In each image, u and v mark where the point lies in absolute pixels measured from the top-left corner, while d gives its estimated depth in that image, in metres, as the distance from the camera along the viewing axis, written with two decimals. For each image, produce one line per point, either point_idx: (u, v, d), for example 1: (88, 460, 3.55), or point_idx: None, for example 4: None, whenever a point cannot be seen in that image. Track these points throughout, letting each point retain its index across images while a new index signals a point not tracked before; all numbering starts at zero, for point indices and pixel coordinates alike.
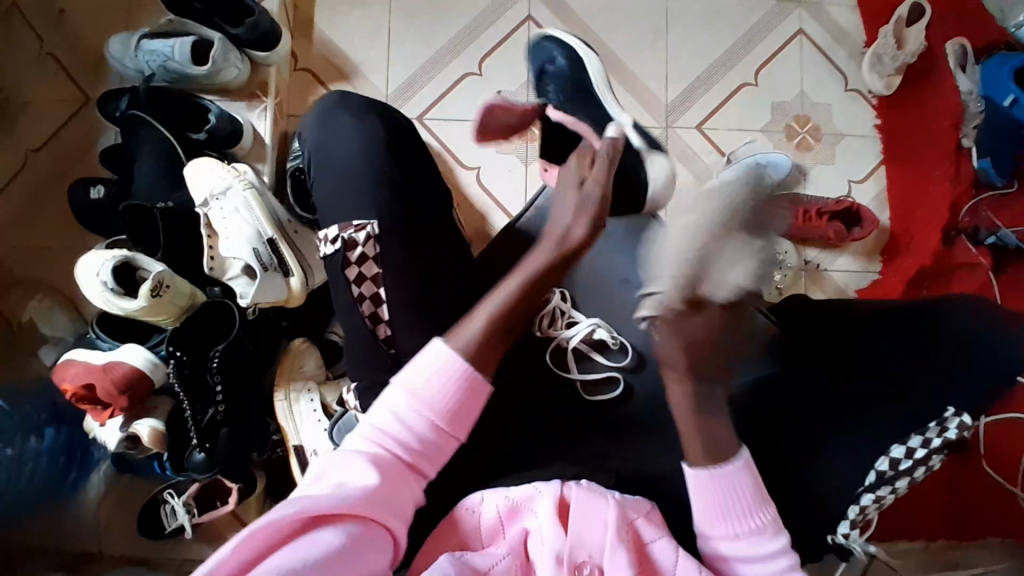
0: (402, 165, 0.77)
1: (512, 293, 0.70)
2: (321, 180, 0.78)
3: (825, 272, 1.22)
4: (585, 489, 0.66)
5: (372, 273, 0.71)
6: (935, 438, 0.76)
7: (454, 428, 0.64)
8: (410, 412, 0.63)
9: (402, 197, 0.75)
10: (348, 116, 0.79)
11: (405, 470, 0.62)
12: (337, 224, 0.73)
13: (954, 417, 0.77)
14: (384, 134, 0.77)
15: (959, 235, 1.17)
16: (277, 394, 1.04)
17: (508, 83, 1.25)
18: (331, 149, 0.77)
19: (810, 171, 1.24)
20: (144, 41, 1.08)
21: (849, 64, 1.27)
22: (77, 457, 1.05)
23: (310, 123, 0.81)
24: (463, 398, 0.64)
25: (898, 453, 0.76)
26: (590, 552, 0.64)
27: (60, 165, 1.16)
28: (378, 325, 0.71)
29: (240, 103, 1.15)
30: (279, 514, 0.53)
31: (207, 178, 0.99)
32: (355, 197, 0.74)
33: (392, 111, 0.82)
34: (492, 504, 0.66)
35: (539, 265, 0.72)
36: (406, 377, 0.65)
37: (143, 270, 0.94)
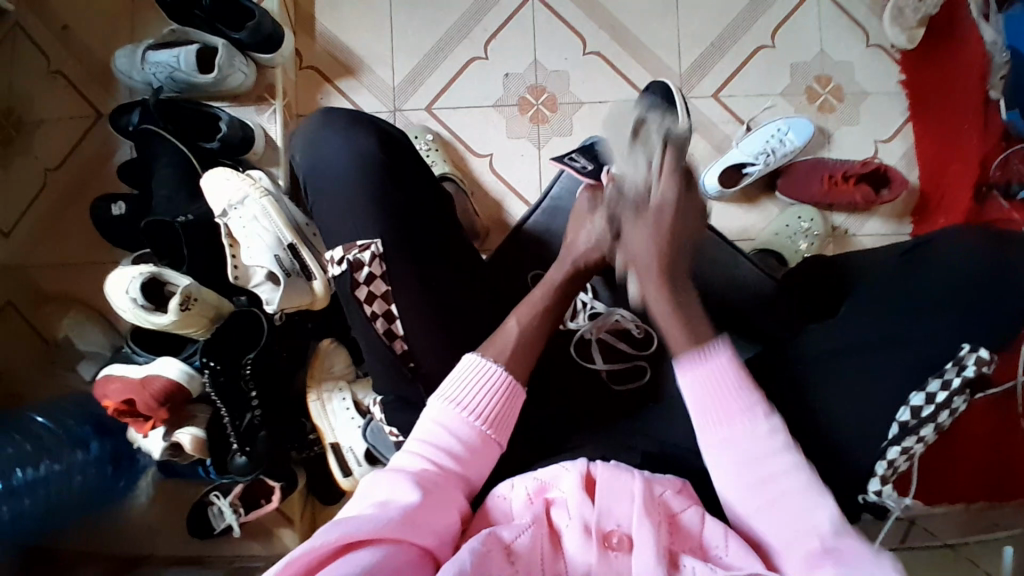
0: (396, 181, 0.75)
1: (539, 302, 0.75)
2: (317, 200, 0.76)
3: (853, 237, 1.18)
4: (610, 466, 0.66)
5: (382, 290, 0.71)
6: (953, 379, 0.70)
7: (497, 432, 0.68)
8: (454, 422, 0.67)
9: (399, 215, 0.73)
10: (337, 133, 0.76)
11: (451, 480, 0.64)
12: (341, 246, 0.72)
13: (972, 353, 0.70)
14: (374, 149, 0.75)
15: (991, 191, 1.12)
16: (310, 395, 1.05)
17: (515, 66, 1.22)
18: (323, 169, 0.75)
19: (833, 134, 1.20)
20: (149, 52, 1.08)
21: (871, 16, 1.21)
22: (124, 465, 1.06)
23: (302, 143, 0.78)
24: (501, 403, 0.69)
25: (919, 401, 0.70)
26: (617, 522, 0.63)
27: (80, 181, 1.17)
28: (394, 341, 0.71)
29: (249, 108, 1.15)
30: (319, 541, 0.53)
31: (225, 189, 0.99)
32: (366, 203, 0.73)
33: (380, 123, 0.79)
34: (521, 489, 0.66)
35: (560, 277, 0.77)
36: (445, 390, 0.69)
37: (171, 284, 0.95)
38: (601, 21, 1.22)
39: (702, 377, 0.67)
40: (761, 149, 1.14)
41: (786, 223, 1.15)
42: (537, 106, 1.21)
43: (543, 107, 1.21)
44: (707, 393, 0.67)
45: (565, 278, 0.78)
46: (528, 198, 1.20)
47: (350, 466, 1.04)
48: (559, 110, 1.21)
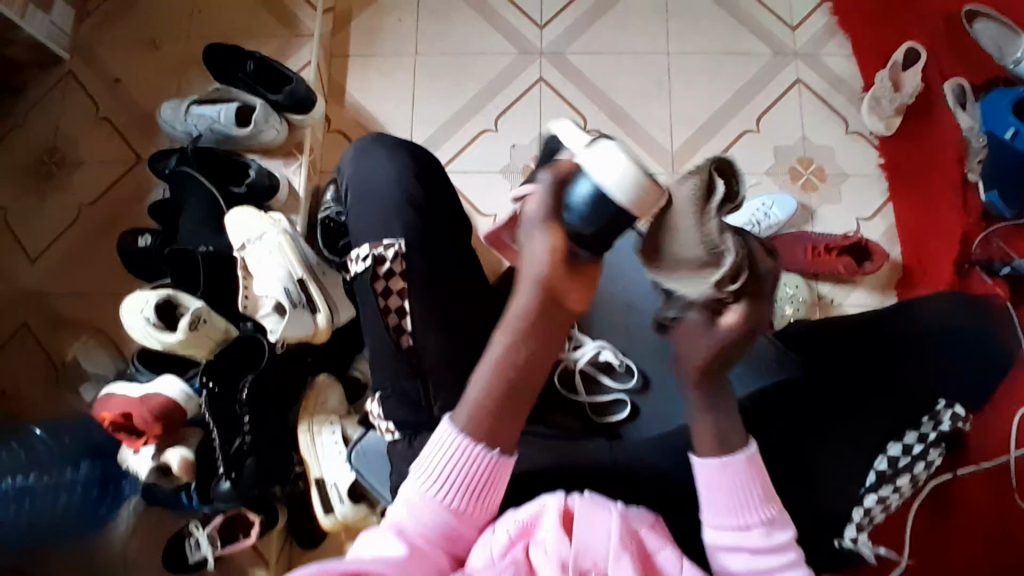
0: (429, 194, 0.86)
1: (497, 356, 0.62)
2: (354, 204, 0.86)
3: (837, 305, 1.22)
4: (588, 500, 0.66)
5: (399, 286, 0.79)
6: (930, 433, 0.86)
7: (476, 506, 0.67)
8: (430, 497, 0.66)
9: (427, 219, 0.83)
10: (383, 149, 0.88)
11: (439, 545, 0.66)
12: (369, 245, 0.81)
13: (947, 409, 0.88)
14: (410, 166, 0.87)
15: (973, 267, 1.18)
16: (300, 426, 1.06)
17: (521, 137, 1.34)
18: (367, 180, 0.86)
19: (816, 211, 1.28)
20: (193, 106, 1.22)
21: (848, 107, 1.33)
22: (109, 489, 1.07)
23: (352, 156, 0.90)
24: (479, 477, 0.66)
25: (896, 451, 0.84)
26: (594, 560, 0.62)
27: (113, 217, 1.28)
28: (402, 335, 0.78)
29: (278, 161, 1.26)
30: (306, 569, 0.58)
31: (247, 225, 1.08)
32: (389, 216, 0.82)
33: (418, 147, 0.91)
34: (503, 530, 0.65)
35: (523, 312, 0.61)
36: (423, 467, 0.68)
37: (182, 307, 1.01)
38: (601, 103, 1.35)
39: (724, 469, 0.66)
40: (747, 220, 1.22)
41: (771, 289, 1.20)
42: None
43: None
44: (731, 485, 0.66)
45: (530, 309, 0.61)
46: None
47: (331, 503, 1.03)
48: None
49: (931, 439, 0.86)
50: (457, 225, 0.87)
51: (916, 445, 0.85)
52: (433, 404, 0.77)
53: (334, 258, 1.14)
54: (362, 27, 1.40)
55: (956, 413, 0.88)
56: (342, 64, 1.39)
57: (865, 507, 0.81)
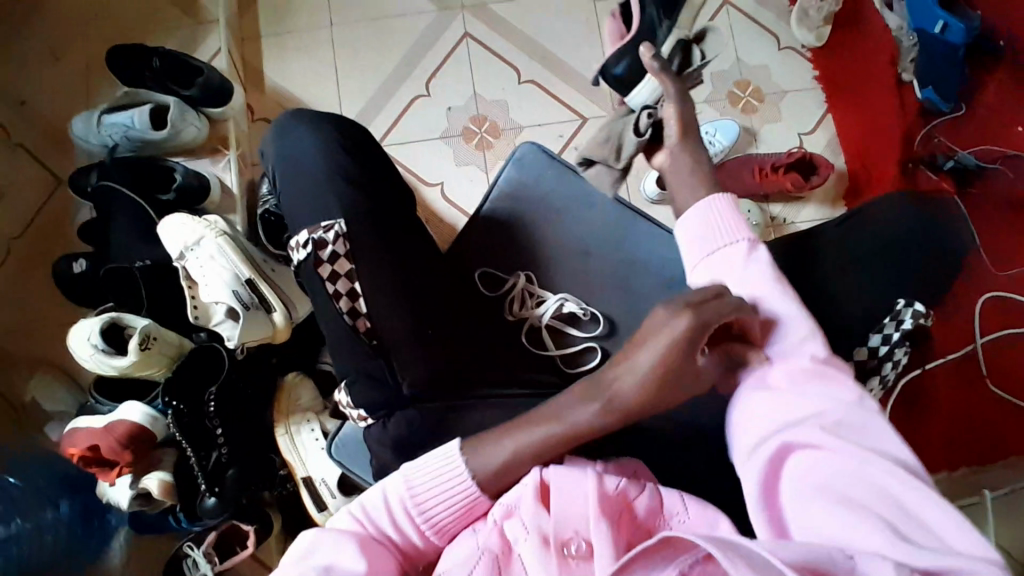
0: (364, 169, 0.82)
1: (542, 436, 0.66)
2: (289, 186, 0.82)
3: (791, 223, 1.24)
4: (562, 469, 0.66)
5: (345, 269, 0.76)
6: (893, 332, 0.85)
7: (442, 536, 0.68)
8: (404, 504, 0.67)
9: (367, 195, 0.81)
10: (305, 129, 0.83)
11: (395, 554, 0.67)
12: (306, 230, 0.78)
13: (908, 308, 0.86)
14: (337, 139, 0.83)
15: (917, 166, 1.20)
16: (278, 430, 1.04)
17: (456, 99, 1.30)
18: (295, 162, 0.82)
19: (759, 132, 1.28)
20: (105, 116, 1.14)
21: (778, 23, 1.31)
22: (94, 525, 1.05)
23: (271, 140, 0.86)
24: (460, 516, 0.67)
25: (864, 354, 0.86)
26: (575, 526, 0.63)
27: (43, 245, 1.21)
28: (357, 319, 0.76)
29: (204, 160, 1.21)
30: None
31: (181, 232, 1.02)
32: (322, 201, 0.79)
33: (340, 117, 0.87)
34: (482, 513, 0.66)
35: (581, 423, 0.65)
36: (404, 473, 0.68)
37: (130, 327, 0.97)
38: (532, 52, 1.31)
39: (705, 223, 0.74)
40: None
41: None
42: (480, 134, 1.28)
43: (486, 134, 1.28)
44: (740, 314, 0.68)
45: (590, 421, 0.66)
46: None
47: (322, 499, 1.02)
48: (502, 136, 1.28)
49: (894, 340, 0.85)
50: (400, 201, 0.84)
51: (882, 346, 0.85)
52: (399, 381, 0.75)
53: (278, 251, 1.10)
54: (270, 6, 1.32)
55: (918, 311, 0.86)
56: (255, 47, 1.31)
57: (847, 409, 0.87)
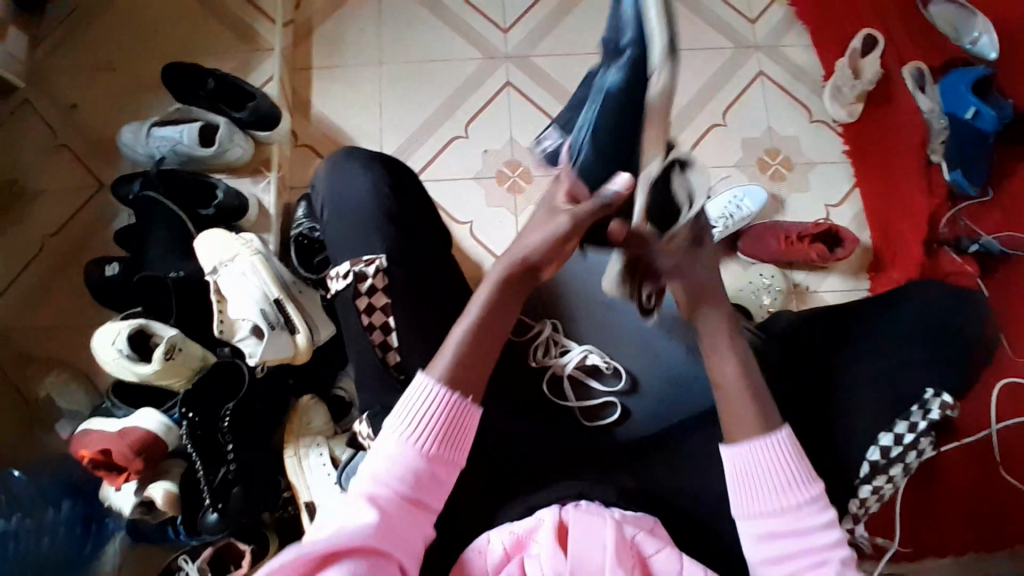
0: (407, 209, 0.84)
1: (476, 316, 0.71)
2: (333, 222, 0.85)
3: (813, 292, 1.24)
4: (583, 511, 0.67)
5: (381, 303, 0.76)
6: (920, 421, 0.78)
7: (449, 451, 0.67)
8: (401, 448, 0.66)
9: (408, 235, 0.82)
10: (358, 165, 0.87)
11: (410, 506, 0.65)
12: (348, 262, 0.79)
13: (936, 398, 0.79)
14: (382, 179, 0.85)
15: (942, 246, 1.20)
16: (286, 451, 1.05)
17: (492, 142, 1.34)
18: (342, 196, 0.85)
19: (786, 199, 1.30)
20: (155, 128, 1.19)
21: (811, 98, 1.35)
22: (93, 528, 1.03)
23: (323, 174, 0.89)
24: (450, 424, 0.67)
25: (888, 441, 0.78)
26: (590, 574, 0.63)
27: (79, 246, 1.24)
28: (388, 353, 0.76)
29: (246, 180, 1.24)
30: (281, 560, 0.56)
31: (217, 248, 1.05)
32: (366, 232, 0.81)
33: (388, 157, 0.89)
34: (498, 542, 0.66)
35: (496, 284, 0.72)
36: (395, 419, 0.68)
37: (156, 336, 0.99)
38: None
39: (753, 455, 0.69)
40: (720, 214, 1.23)
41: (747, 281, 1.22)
42: (513, 177, 1.31)
43: (519, 178, 1.31)
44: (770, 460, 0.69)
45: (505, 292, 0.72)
46: None
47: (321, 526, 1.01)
48: (534, 181, 1.31)
49: (921, 428, 0.78)
50: (435, 237, 0.86)
51: (905, 435, 0.77)
52: None
53: (309, 275, 1.12)
54: (324, 40, 1.38)
55: (946, 400, 0.79)
56: (306, 77, 1.37)
57: (859, 498, 0.79)
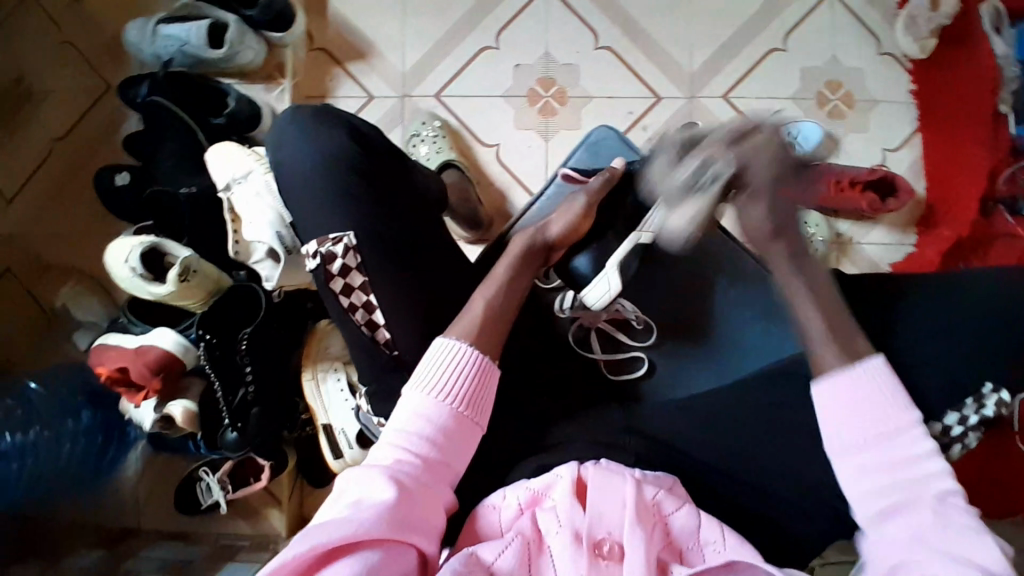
0: (377, 180, 0.74)
1: (503, 275, 0.74)
2: (294, 197, 0.75)
3: (856, 244, 1.18)
4: (603, 469, 0.65)
5: (358, 281, 0.71)
6: (971, 416, 0.68)
7: (474, 411, 0.66)
8: (427, 406, 0.64)
9: (384, 210, 0.73)
10: (303, 131, 0.76)
11: (432, 470, 0.63)
12: (315, 240, 0.72)
13: (994, 393, 0.67)
14: (347, 147, 0.75)
15: (997, 205, 1.13)
16: (304, 374, 1.04)
17: (525, 56, 1.22)
18: (291, 171, 0.75)
19: (841, 140, 1.19)
20: (161, 25, 1.08)
21: (884, 25, 1.21)
22: (114, 435, 1.09)
23: (270, 141, 0.78)
24: (476, 383, 0.67)
25: (935, 432, 0.68)
26: (608, 530, 0.61)
27: (88, 152, 1.19)
28: (376, 331, 0.71)
29: (257, 86, 1.17)
30: (295, 552, 0.53)
31: (230, 163, 0.99)
32: (330, 211, 0.72)
33: (349, 115, 0.79)
34: (512, 500, 0.64)
35: (518, 249, 0.76)
36: (419, 380, 0.66)
37: (170, 255, 0.95)
38: (614, 17, 1.22)
39: (841, 391, 0.64)
40: None
41: None
42: (545, 98, 1.21)
43: (552, 99, 1.21)
44: (864, 396, 0.63)
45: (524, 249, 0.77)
46: (532, 188, 1.20)
47: (340, 448, 1.02)
48: (568, 103, 1.21)
49: (971, 425, 0.68)
50: None
51: (954, 427, 0.68)
52: None
53: None
54: None
55: (1004, 399, 0.68)
56: None
57: None
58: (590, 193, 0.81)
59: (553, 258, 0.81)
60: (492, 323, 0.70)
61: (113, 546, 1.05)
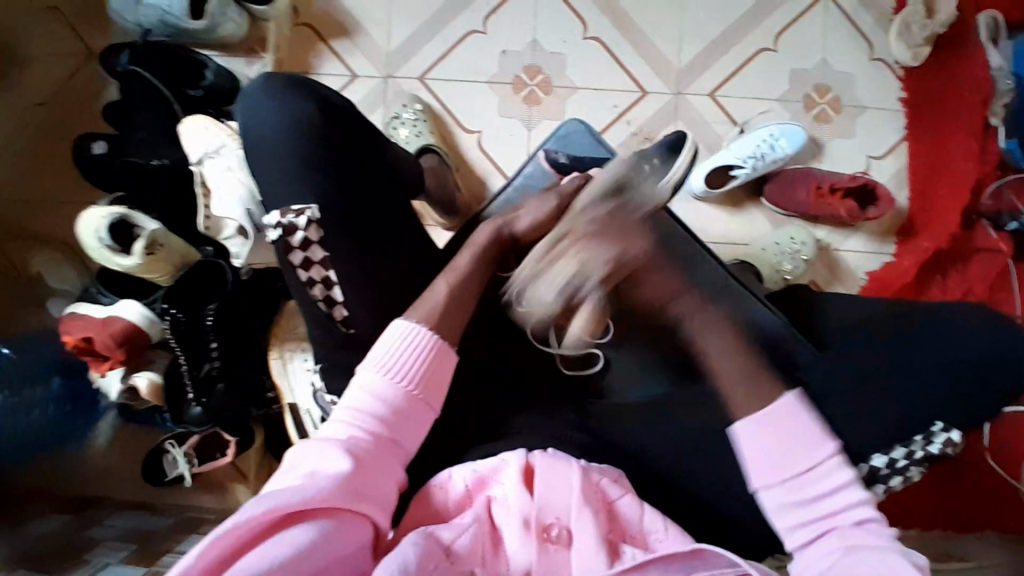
0: (343, 156, 0.71)
1: (466, 265, 0.71)
2: (255, 166, 0.72)
3: (834, 250, 1.17)
4: (549, 455, 0.62)
5: (319, 256, 0.68)
6: (919, 450, 0.68)
7: (429, 393, 0.62)
8: (380, 383, 0.61)
9: (346, 187, 0.70)
10: (271, 98, 0.72)
11: (385, 449, 0.59)
12: (277, 210, 0.69)
13: (943, 431, 0.68)
14: (315, 117, 0.71)
15: (980, 219, 1.12)
16: (271, 354, 1.04)
17: (513, 43, 1.20)
18: (258, 137, 0.71)
19: (825, 146, 1.18)
20: None
21: (877, 30, 1.19)
22: (83, 404, 1.07)
23: (239, 106, 0.74)
24: (432, 362, 0.63)
25: (880, 462, 0.67)
26: (557, 514, 0.59)
27: (68, 119, 1.18)
28: (333, 307, 0.68)
29: (238, 60, 1.17)
30: (245, 515, 0.48)
31: (203, 137, 0.99)
32: (292, 180, 0.69)
33: (323, 87, 0.74)
34: (460, 479, 0.62)
35: (483, 237, 0.74)
36: (372, 357, 0.62)
37: (139, 227, 0.94)
38: (606, 7, 1.20)
39: (762, 433, 0.60)
40: (750, 153, 1.12)
41: (776, 240, 1.14)
42: (530, 87, 1.20)
43: (537, 88, 1.19)
44: (771, 443, 0.60)
45: (488, 238, 0.74)
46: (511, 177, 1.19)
47: (304, 427, 1.00)
48: (553, 93, 1.19)
49: (916, 460, 0.67)
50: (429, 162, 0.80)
51: (900, 459, 0.67)
52: None
53: None
54: None
55: (953, 439, 0.68)
56: None
57: None
58: (563, 196, 0.79)
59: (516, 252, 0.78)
60: (456, 309, 0.67)
61: (77, 514, 1.06)
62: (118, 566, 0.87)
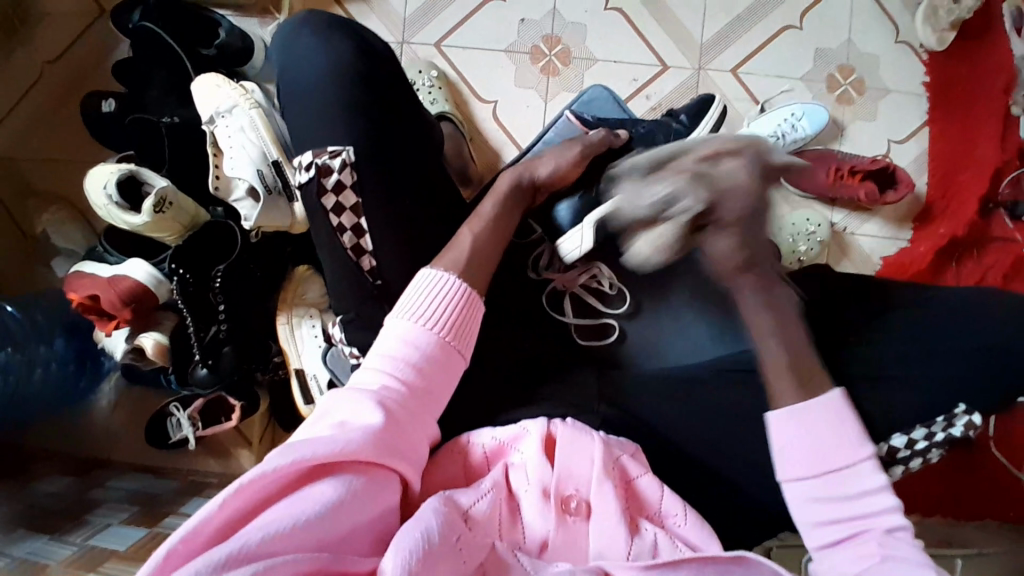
0: (380, 96, 0.70)
1: (490, 212, 0.70)
2: (288, 106, 0.71)
3: (850, 235, 1.16)
4: (570, 426, 0.61)
5: (351, 203, 0.66)
6: (940, 432, 0.66)
7: (460, 342, 0.62)
8: (411, 333, 0.60)
9: (380, 127, 0.69)
10: (314, 36, 0.71)
11: (416, 398, 0.58)
12: (311, 151, 0.67)
13: (965, 414, 0.67)
14: (353, 59, 0.70)
15: (997, 208, 1.11)
16: (279, 317, 1.03)
17: (532, 11, 1.17)
18: (295, 73, 0.71)
19: (847, 128, 1.16)
20: None
21: (904, 11, 1.16)
22: (87, 365, 1.08)
23: (276, 45, 0.74)
24: (460, 313, 0.62)
25: (898, 443, 0.66)
26: (576, 486, 0.59)
27: (76, 76, 1.16)
28: (361, 257, 0.67)
29: (252, 20, 1.14)
30: (273, 464, 0.47)
31: (215, 95, 0.96)
32: (323, 125, 0.68)
33: (363, 32, 0.74)
34: (479, 442, 0.62)
35: (506, 184, 0.74)
36: (402, 307, 0.62)
37: (148, 185, 0.92)
38: None
39: (795, 427, 0.62)
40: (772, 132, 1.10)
41: (792, 222, 1.12)
42: (549, 57, 1.17)
43: (555, 59, 1.17)
44: (809, 436, 0.62)
45: (509, 184, 0.74)
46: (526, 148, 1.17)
47: (310, 393, 1.01)
48: (572, 64, 1.17)
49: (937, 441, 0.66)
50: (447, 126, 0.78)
51: (919, 441, 0.66)
52: None
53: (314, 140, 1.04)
54: None
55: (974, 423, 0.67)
56: None
57: None
58: (586, 148, 0.80)
59: (536, 202, 0.79)
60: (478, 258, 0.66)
61: (79, 475, 1.06)
62: (118, 527, 0.87)
